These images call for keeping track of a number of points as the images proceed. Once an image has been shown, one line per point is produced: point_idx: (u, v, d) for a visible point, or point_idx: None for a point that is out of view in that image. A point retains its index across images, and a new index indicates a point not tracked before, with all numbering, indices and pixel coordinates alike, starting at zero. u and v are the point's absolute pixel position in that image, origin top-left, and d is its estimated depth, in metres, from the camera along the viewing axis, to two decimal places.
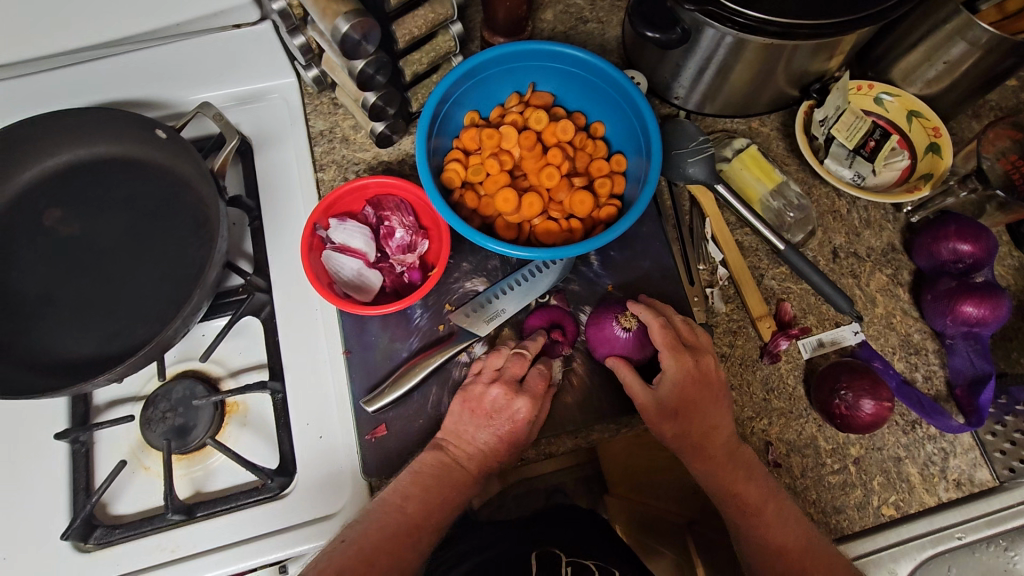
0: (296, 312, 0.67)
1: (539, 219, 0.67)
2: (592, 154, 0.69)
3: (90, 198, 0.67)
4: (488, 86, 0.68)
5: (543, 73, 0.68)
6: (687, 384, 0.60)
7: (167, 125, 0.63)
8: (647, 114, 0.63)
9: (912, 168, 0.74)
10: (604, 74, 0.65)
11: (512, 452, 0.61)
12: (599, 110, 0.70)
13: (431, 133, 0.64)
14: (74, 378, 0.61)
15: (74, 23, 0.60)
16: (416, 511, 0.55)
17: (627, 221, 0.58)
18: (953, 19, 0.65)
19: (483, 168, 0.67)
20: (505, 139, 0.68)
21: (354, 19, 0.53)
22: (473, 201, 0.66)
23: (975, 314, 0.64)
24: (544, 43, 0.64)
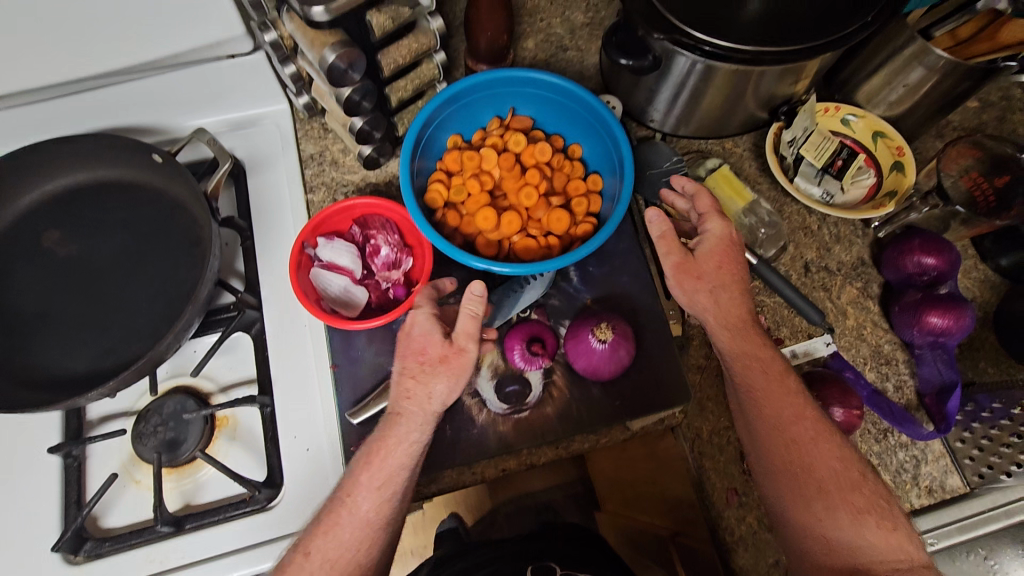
0: (284, 329, 0.70)
1: (518, 237, 0.70)
2: (570, 175, 0.73)
3: (87, 220, 0.70)
4: (470, 110, 0.72)
5: (522, 98, 0.72)
6: (724, 248, 0.62)
7: (162, 150, 0.67)
8: (620, 136, 0.66)
9: (879, 186, 0.77)
10: (579, 98, 0.68)
11: (449, 371, 0.57)
12: (577, 133, 0.74)
13: (414, 155, 0.67)
14: (68, 393, 0.63)
15: (80, 51, 0.64)
16: (373, 475, 0.55)
17: (601, 237, 0.61)
18: (910, 45, 0.69)
19: (464, 188, 0.70)
20: (485, 160, 0.71)
21: (339, 50, 0.57)
22: (455, 220, 0.69)
23: (940, 324, 0.67)
24: (523, 70, 0.68)
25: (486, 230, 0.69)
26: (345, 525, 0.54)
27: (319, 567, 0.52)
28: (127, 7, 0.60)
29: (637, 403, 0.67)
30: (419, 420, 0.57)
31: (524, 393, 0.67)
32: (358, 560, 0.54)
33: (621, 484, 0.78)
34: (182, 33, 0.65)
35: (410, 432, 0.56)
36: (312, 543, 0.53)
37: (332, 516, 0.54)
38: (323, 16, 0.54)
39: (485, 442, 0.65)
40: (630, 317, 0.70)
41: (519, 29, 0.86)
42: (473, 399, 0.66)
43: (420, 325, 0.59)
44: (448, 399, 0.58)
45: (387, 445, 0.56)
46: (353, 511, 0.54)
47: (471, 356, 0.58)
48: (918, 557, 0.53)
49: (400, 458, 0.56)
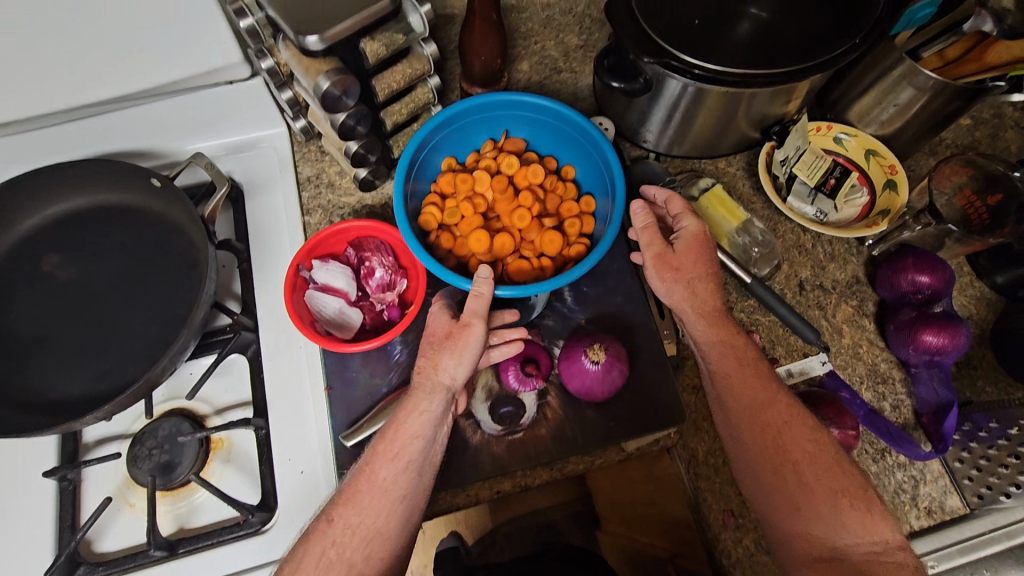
0: (280, 351, 0.70)
1: (511, 258, 0.70)
2: (563, 196, 0.73)
3: (86, 244, 0.71)
4: (464, 134, 0.73)
5: (515, 121, 0.73)
6: (700, 241, 0.64)
7: (161, 174, 0.69)
8: (610, 157, 0.67)
9: (872, 204, 0.77)
10: (571, 120, 0.69)
11: (453, 345, 0.59)
12: (570, 155, 0.75)
13: (408, 178, 0.67)
14: (65, 416, 0.63)
15: (82, 80, 0.65)
16: (389, 443, 0.56)
17: (593, 257, 0.61)
18: (899, 66, 0.69)
19: (458, 211, 0.71)
20: (479, 183, 0.71)
21: (334, 76, 0.57)
22: (448, 242, 0.70)
23: (935, 342, 0.67)
24: (514, 94, 0.69)
25: (480, 252, 0.70)
26: (365, 492, 0.54)
27: (341, 534, 0.52)
28: (127, 35, 0.62)
29: (631, 423, 0.67)
30: (428, 391, 0.58)
31: (518, 414, 0.66)
32: (379, 528, 0.53)
33: (622, 506, 0.75)
34: (181, 60, 0.66)
35: (419, 401, 0.58)
36: (335, 511, 0.54)
37: (352, 487, 0.55)
38: (318, 45, 0.55)
39: (479, 463, 0.64)
40: (624, 337, 0.70)
41: (514, 52, 0.88)
42: (467, 420, 0.66)
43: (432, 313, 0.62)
44: (457, 374, 0.59)
45: (401, 417, 0.57)
46: (372, 480, 0.55)
47: (476, 331, 0.59)
48: (891, 538, 0.52)
49: (414, 427, 0.57)
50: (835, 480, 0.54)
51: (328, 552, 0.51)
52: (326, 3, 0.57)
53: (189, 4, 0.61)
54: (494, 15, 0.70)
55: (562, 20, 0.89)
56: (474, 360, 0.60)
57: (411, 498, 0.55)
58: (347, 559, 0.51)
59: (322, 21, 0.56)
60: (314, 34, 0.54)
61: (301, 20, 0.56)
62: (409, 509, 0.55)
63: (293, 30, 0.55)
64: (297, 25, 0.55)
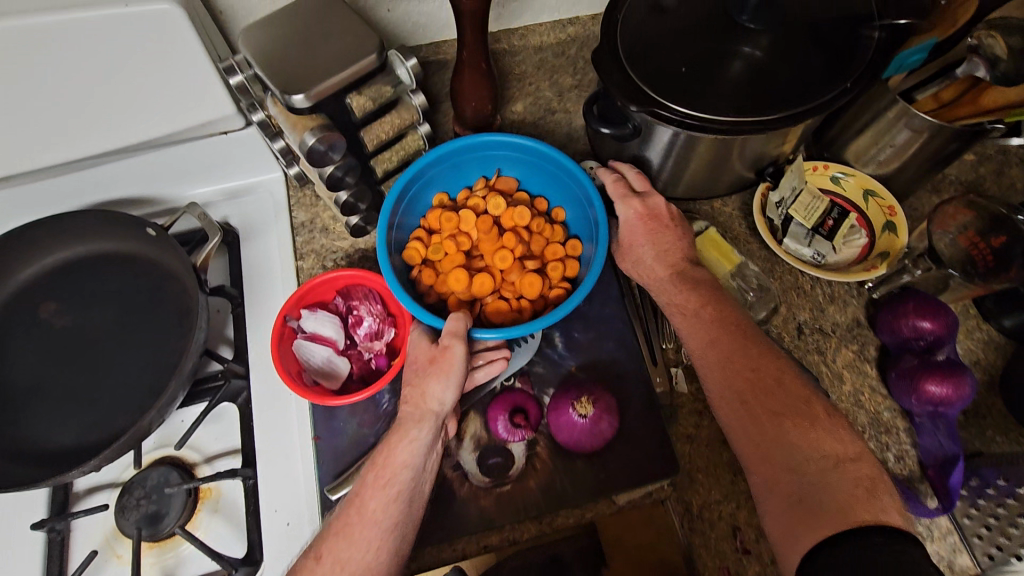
0: (270, 400, 0.70)
1: (490, 298, 0.70)
2: (549, 239, 0.73)
3: (83, 293, 0.72)
4: (458, 170, 0.73)
5: (507, 161, 0.73)
6: (637, 225, 0.70)
7: (156, 224, 0.70)
8: (595, 202, 0.67)
9: (872, 246, 0.75)
10: (559, 162, 0.69)
11: (437, 370, 0.60)
12: (560, 197, 0.75)
13: (396, 211, 0.68)
14: (56, 466, 0.63)
15: (82, 134, 0.67)
16: (378, 472, 0.56)
17: (570, 303, 0.61)
18: (893, 107, 0.69)
19: (442, 248, 0.70)
20: (464, 222, 0.71)
21: (320, 132, 0.58)
22: (429, 277, 0.69)
23: (938, 393, 0.64)
24: (508, 136, 0.69)
25: (458, 291, 0.69)
26: (356, 524, 0.54)
27: (331, 569, 0.52)
28: (126, 95, 0.64)
29: (622, 473, 0.65)
30: (416, 419, 0.58)
31: (506, 465, 0.65)
32: (370, 562, 0.52)
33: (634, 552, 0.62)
34: (177, 114, 0.69)
35: (407, 430, 0.58)
36: (323, 547, 0.53)
37: (343, 520, 0.54)
38: (304, 103, 0.56)
39: (466, 517, 0.63)
40: (616, 385, 0.69)
41: (508, 93, 0.88)
42: (455, 471, 0.65)
43: (412, 342, 0.63)
44: (446, 398, 0.59)
45: (390, 445, 0.58)
46: (362, 510, 0.55)
47: (457, 353, 0.59)
48: (842, 452, 0.54)
49: (403, 458, 0.57)
50: (773, 402, 0.57)
51: None
52: (313, 61, 0.58)
53: (185, 62, 0.63)
54: (484, 64, 0.71)
55: (555, 62, 0.89)
56: (461, 379, 0.60)
57: (400, 531, 0.55)
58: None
59: (310, 77, 0.57)
60: (300, 93, 0.56)
61: (288, 78, 0.57)
62: (398, 543, 0.54)
63: (280, 89, 0.56)
64: (284, 83, 0.56)
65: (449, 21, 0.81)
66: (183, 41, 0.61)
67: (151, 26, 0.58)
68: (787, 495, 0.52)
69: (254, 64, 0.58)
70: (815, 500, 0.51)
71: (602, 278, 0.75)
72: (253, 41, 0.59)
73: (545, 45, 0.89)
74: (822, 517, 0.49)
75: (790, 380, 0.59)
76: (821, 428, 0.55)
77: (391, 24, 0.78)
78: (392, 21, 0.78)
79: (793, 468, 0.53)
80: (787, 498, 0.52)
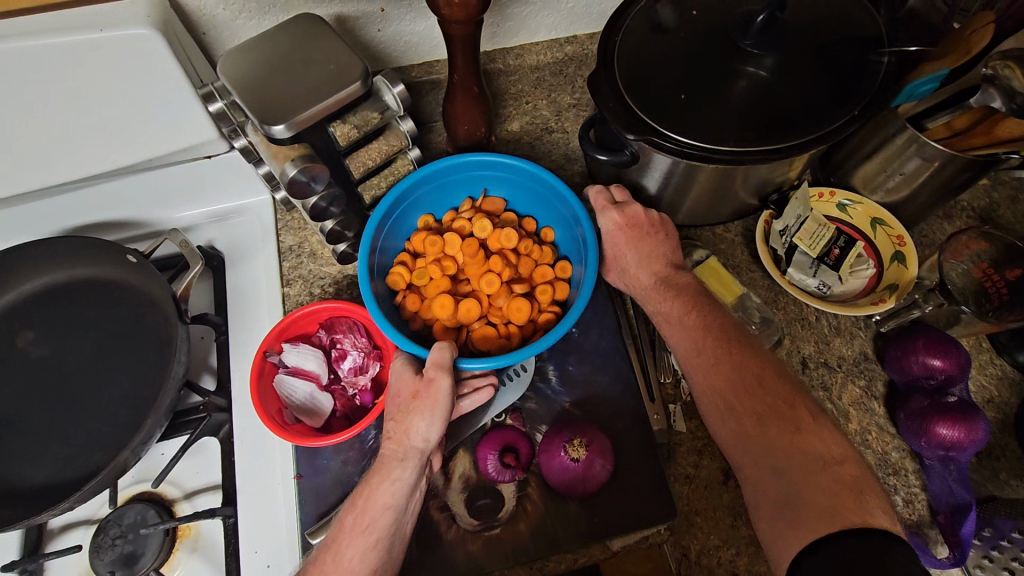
0: (253, 435, 0.68)
1: (477, 324, 0.68)
2: (537, 260, 0.70)
3: (62, 321, 0.70)
4: (443, 192, 0.71)
5: (494, 181, 0.71)
6: (617, 237, 0.67)
7: (138, 251, 0.68)
8: (584, 223, 0.64)
9: (879, 277, 0.72)
10: (547, 182, 0.67)
11: (422, 405, 0.56)
12: (549, 217, 0.72)
13: (379, 234, 0.65)
14: (29, 505, 0.61)
15: (62, 159, 0.65)
16: (356, 517, 0.54)
17: (558, 330, 0.58)
18: (903, 134, 0.66)
19: (426, 272, 0.68)
20: (449, 245, 0.69)
21: (302, 164, 0.56)
22: (414, 303, 0.67)
23: (950, 436, 0.61)
24: (496, 156, 0.67)
25: (444, 318, 0.67)
26: (330, 574, 0.51)
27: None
28: (104, 120, 0.62)
29: (616, 516, 0.62)
30: (399, 457, 0.55)
31: (496, 507, 0.63)
32: None
33: None
34: (157, 138, 0.67)
35: (390, 469, 0.55)
36: None
37: (318, 565, 0.52)
38: (285, 133, 0.54)
39: (453, 562, 0.60)
40: (611, 423, 0.66)
41: (504, 112, 0.85)
42: (442, 513, 0.62)
43: (395, 372, 0.59)
44: (431, 435, 0.56)
45: (369, 487, 0.55)
46: (338, 558, 0.52)
47: (442, 386, 0.56)
48: (828, 454, 0.51)
49: (384, 499, 0.54)
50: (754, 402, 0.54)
51: None
52: (295, 88, 0.55)
53: (164, 86, 0.61)
54: (476, 86, 0.69)
55: (553, 81, 0.87)
56: (447, 413, 0.57)
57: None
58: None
59: (291, 105, 0.54)
60: (280, 123, 0.53)
61: (268, 106, 0.54)
62: None
63: (259, 119, 0.54)
64: (264, 112, 0.54)
65: (441, 41, 0.79)
66: (161, 65, 0.59)
67: (128, 51, 0.56)
68: (770, 498, 0.51)
69: (233, 91, 0.56)
70: (795, 493, 0.49)
71: (598, 308, 0.73)
72: (234, 67, 0.57)
73: (542, 65, 0.87)
74: (801, 515, 0.47)
75: (773, 380, 0.56)
76: (808, 433, 0.52)
77: (382, 43, 0.76)
78: (383, 40, 0.76)
79: (773, 467, 0.51)
80: (774, 503, 0.50)
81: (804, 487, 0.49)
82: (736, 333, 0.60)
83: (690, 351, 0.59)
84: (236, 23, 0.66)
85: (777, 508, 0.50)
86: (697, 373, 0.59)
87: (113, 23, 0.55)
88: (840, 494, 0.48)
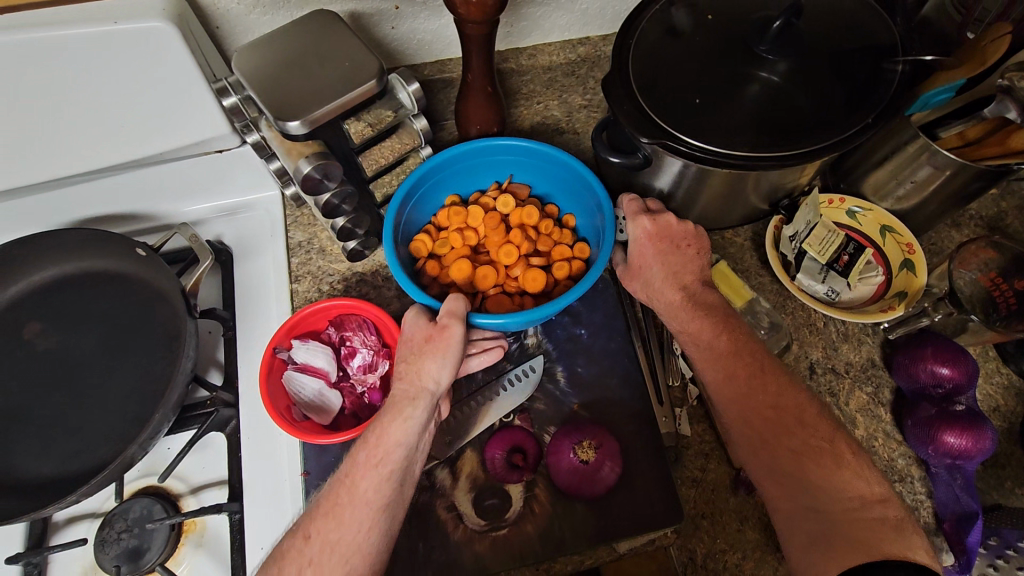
0: (260, 431, 0.67)
1: (493, 292, 0.69)
2: (557, 241, 0.71)
3: (70, 313, 0.69)
4: (471, 174, 0.72)
5: (521, 167, 0.72)
6: (644, 246, 0.65)
7: (147, 245, 0.68)
8: (606, 209, 0.65)
9: (888, 284, 0.72)
10: (571, 167, 0.68)
11: (434, 349, 0.56)
12: (571, 204, 0.73)
13: (405, 205, 0.66)
14: (34, 498, 0.61)
15: (74, 150, 0.65)
16: (370, 452, 0.53)
17: (572, 295, 0.59)
18: (914, 142, 0.67)
19: (448, 242, 0.70)
20: (472, 218, 0.70)
21: (315, 160, 0.56)
22: (435, 270, 0.68)
23: (957, 444, 0.62)
24: (524, 142, 0.67)
25: (461, 283, 0.68)
26: (346, 505, 0.52)
27: (318, 552, 0.50)
28: (116, 113, 0.62)
29: (623, 518, 0.62)
30: (410, 397, 0.55)
31: (503, 508, 0.63)
32: (361, 542, 0.50)
33: None
34: (169, 132, 0.67)
35: (401, 408, 0.55)
36: (312, 527, 0.52)
37: (333, 500, 0.52)
38: (300, 130, 0.53)
39: (460, 562, 0.60)
40: (619, 425, 0.66)
41: (515, 112, 0.85)
42: (449, 513, 0.62)
43: (408, 321, 0.59)
44: (441, 378, 0.56)
45: (381, 426, 0.54)
46: (353, 491, 0.52)
47: (456, 332, 0.57)
48: (867, 492, 0.52)
49: (397, 438, 0.54)
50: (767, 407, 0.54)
51: (305, 571, 0.49)
52: (309, 85, 0.55)
53: (178, 80, 0.61)
54: (490, 86, 0.70)
55: (565, 81, 0.86)
56: (458, 358, 0.57)
57: (391, 512, 0.52)
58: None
59: (307, 103, 0.54)
60: (295, 119, 0.53)
61: (283, 103, 0.54)
62: (389, 523, 0.52)
63: (274, 115, 0.53)
64: (278, 108, 0.54)
65: (455, 39, 0.78)
66: (175, 60, 0.59)
67: (142, 45, 0.56)
68: None
69: (248, 86, 0.55)
70: (834, 528, 0.51)
71: (607, 310, 0.73)
72: (249, 65, 0.57)
73: (555, 65, 0.86)
74: (835, 547, 0.49)
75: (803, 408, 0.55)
76: (845, 467, 0.53)
77: (395, 41, 0.76)
78: (397, 37, 0.75)
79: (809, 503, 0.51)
80: (808, 533, 0.51)
81: (846, 525, 0.50)
82: (754, 351, 0.60)
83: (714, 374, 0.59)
84: (250, 17, 0.66)
85: (809, 539, 0.51)
86: (725, 403, 0.58)
87: (130, 16, 0.55)
88: (884, 531, 0.50)
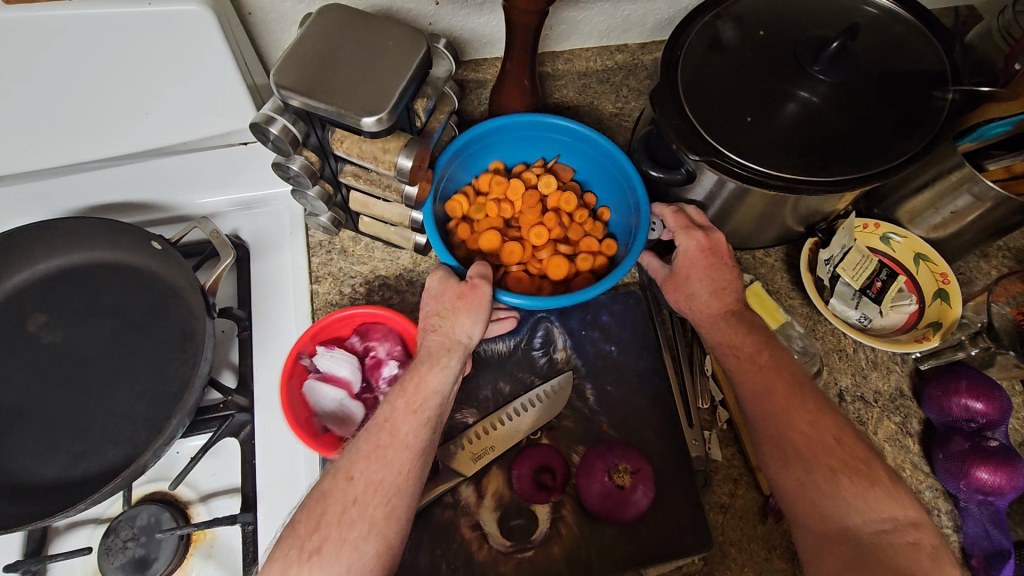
0: (275, 441, 0.64)
1: (516, 267, 0.69)
2: (587, 232, 0.71)
3: (77, 307, 0.66)
4: (520, 145, 0.71)
5: (569, 151, 0.71)
6: (698, 259, 0.64)
7: (163, 238, 0.64)
8: (643, 212, 0.64)
9: (920, 314, 0.72)
10: (617, 160, 0.67)
11: (469, 309, 0.56)
12: (608, 199, 0.72)
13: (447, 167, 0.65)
14: (36, 502, 0.57)
15: (91, 135, 0.61)
16: (408, 401, 0.52)
17: (598, 285, 0.59)
18: (958, 171, 0.66)
19: (483, 208, 0.69)
20: (512, 189, 0.70)
21: (414, 150, 0.56)
22: (465, 232, 0.68)
23: (990, 481, 0.62)
24: (580, 126, 0.67)
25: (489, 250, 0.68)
26: (387, 446, 0.49)
27: (362, 491, 0.47)
28: (139, 98, 0.59)
29: (651, 542, 0.61)
30: (445, 348, 0.55)
31: (530, 528, 0.61)
32: (400, 484, 0.49)
33: None
34: (193, 120, 0.64)
35: (439, 357, 0.54)
36: (354, 467, 0.48)
37: (373, 440, 0.50)
38: (378, 126, 0.52)
39: None
40: (649, 446, 0.65)
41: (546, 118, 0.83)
42: (473, 532, 0.60)
43: (437, 280, 0.59)
44: (474, 332, 0.56)
45: (417, 375, 0.53)
46: (393, 432, 0.50)
47: (487, 291, 0.57)
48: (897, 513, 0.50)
49: (434, 387, 0.53)
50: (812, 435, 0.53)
51: (350, 510, 0.47)
52: (372, 78, 0.53)
53: (207, 68, 0.58)
54: (527, 79, 0.68)
55: (599, 88, 0.84)
56: (488, 316, 0.57)
57: (427, 458, 0.51)
58: (369, 517, 0.47)
59: (376, 98, 0.52)
60: (371, 115, 0.51)
61: (348, 99, 0.52)
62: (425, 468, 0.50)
63: (345, 111, 0.51)
64: (346, 108, 0.51)
65: (493, 38, 0.76)
66: (208, 47, 0.56)
67: (174, 28, 0.53)
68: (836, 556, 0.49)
69: (304, 81, 0.52)
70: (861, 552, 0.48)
71: (638, 327, 0.71)
72: (294, 67, 0.53)
73: (591, 71, 0.84)
74: None
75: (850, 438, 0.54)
76: (893, 497, 0.51)
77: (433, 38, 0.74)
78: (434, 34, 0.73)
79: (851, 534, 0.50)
80: None
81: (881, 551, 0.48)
82: (795, 374, 0.59)
83: (757, 398, 0.57)
84: (284, 5, 0.63)
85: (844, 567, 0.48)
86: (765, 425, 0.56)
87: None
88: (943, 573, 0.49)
